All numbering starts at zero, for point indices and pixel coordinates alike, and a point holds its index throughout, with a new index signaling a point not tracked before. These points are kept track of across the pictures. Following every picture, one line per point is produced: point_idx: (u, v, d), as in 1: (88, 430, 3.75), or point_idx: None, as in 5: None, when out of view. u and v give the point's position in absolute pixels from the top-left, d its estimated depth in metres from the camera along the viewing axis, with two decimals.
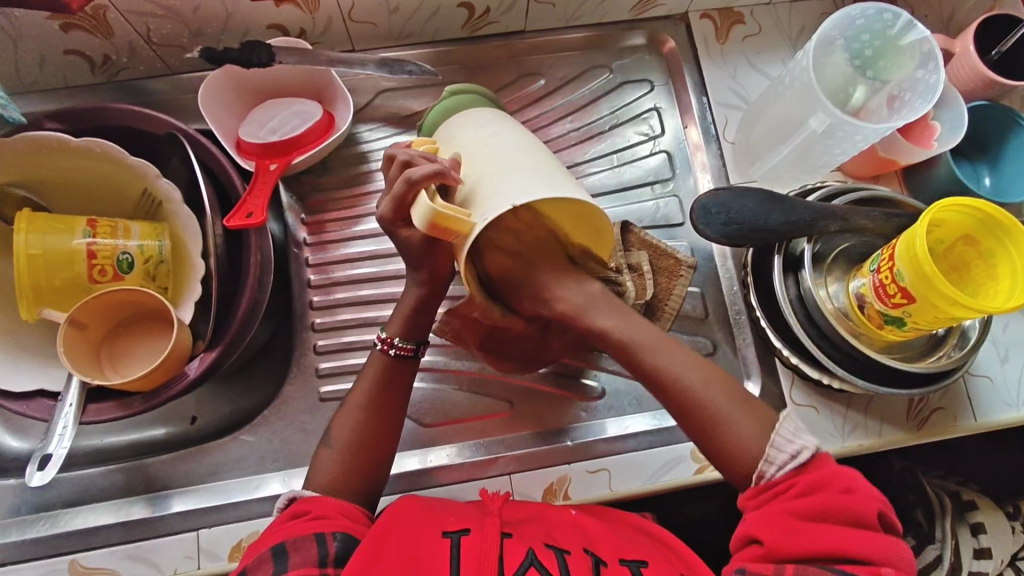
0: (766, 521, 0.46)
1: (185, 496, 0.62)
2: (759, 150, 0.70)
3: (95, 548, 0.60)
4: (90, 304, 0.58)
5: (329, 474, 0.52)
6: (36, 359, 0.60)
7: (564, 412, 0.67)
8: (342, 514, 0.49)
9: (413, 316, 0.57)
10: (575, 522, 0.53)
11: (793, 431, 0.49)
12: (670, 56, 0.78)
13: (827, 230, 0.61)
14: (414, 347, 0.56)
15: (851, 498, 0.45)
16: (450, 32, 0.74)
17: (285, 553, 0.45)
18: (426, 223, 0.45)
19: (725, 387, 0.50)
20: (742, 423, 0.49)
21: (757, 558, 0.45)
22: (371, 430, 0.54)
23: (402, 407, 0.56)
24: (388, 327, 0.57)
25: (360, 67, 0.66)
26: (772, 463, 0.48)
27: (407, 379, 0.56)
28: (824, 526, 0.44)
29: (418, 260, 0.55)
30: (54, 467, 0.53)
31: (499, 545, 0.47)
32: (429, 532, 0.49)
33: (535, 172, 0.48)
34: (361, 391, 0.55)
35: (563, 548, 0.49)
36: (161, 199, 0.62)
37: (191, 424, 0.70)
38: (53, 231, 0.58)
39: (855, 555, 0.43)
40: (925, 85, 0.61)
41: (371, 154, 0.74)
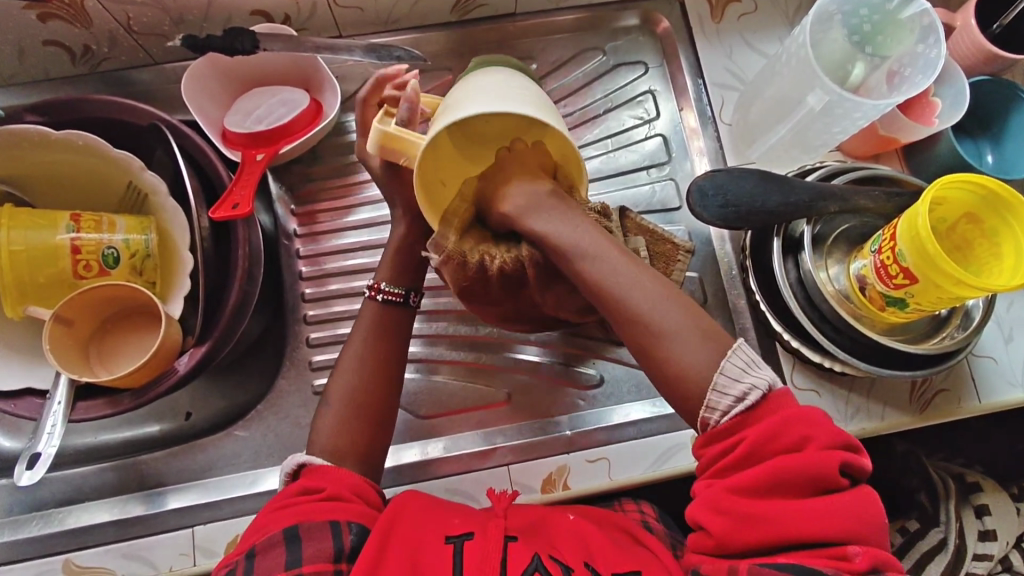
0: (711, 506, 0.42)
1: (180, 493, 0.62)
2: (757, 130, 0.69)
3: (88, 547, 0.59)
4: (74, 300, 0.56)
5: (332, 437, 0.51)
6: (23, 357, 0.59)
7: (562, 400, 0.66)
8: (352, 494, 0.48)
9: (401, 262, 0.57)
10: (576, 531, 0.51)
11: (744, 366, 0.44)
12: (664, 36, 0.77)
13: (826, 211, 0.60)
14: (403, 293, 0.56)
15: (803, 460, 0.40)
16: (440, 15, 0.73)
17: (299, 539, 0.44)
18: (377, 146, 0.49)
19: (676, 303, 0.46)
20: (688, 349, 0.45)
21: (712, 556, 0.42)
22: (366, 406, 0.53)
23: (396, 395, 0.54)
24: (378, 272, 0.57)
25: (347, 53, 0.64)
26: (716, 410, 0.44)
27: (397, 329, 0.56)
28: (777, 506, 0.40)
29: (393, 191, 0.58)
30: (43, 467, 0.52)
31: (505, 551, 0.45)
32: (432, 537, 0.47)
33: (507, 93, 0.46)
34: (351, 352, 0.54)
35: (567, 564, 0.46)
36: (146, 192, 0.61)
37: (185, 420, 0.69)
38: (34, 226, 0.57)
39: (816, 538, 0.39)
40: (925, 59, 0.60)
41: None
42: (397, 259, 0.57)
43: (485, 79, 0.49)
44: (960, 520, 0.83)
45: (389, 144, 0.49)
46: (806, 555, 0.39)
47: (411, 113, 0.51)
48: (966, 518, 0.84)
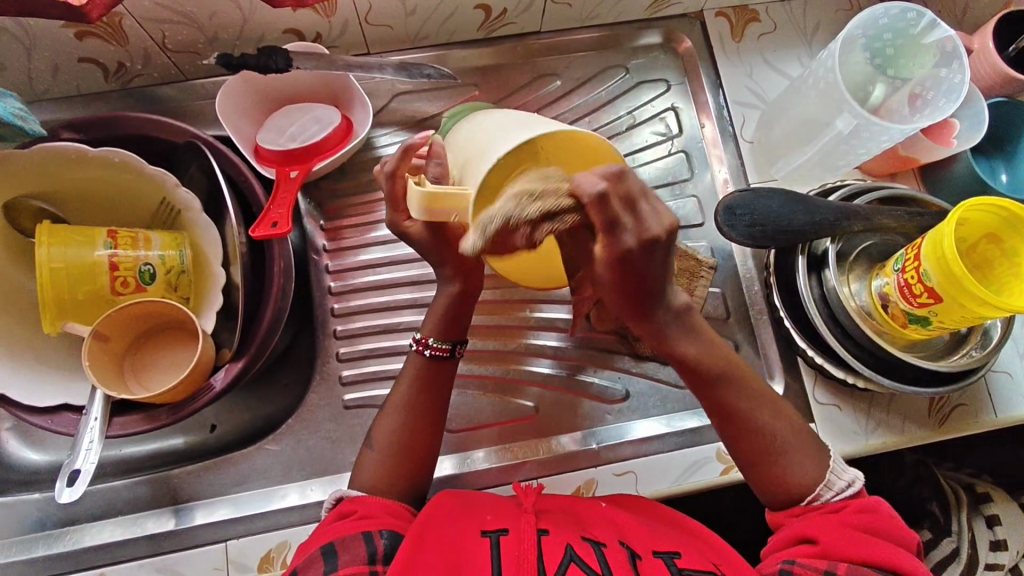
0: (822, 525, 0.47)
1: (211, 508, 0.62)
2: (781, 150, 0.70)
3: (123, 562, 0.60)
4: (113, 316, 0.57)
5: (373, 476, 0.53)
6: (58, 373, 0.59)
7: (589, 414, 0.67)
8: (386, 513, 0.50)
9: (450, 316, 0.57)
10: (608, 515, 0.52)
11: (845, 461, 0.52)
12: (686, 55, 0.78)
13: (850, 230, 0.61)
14: (450, 347, 0.56)
15: (897, 522, 0.48)
16: (467, 33, 0.74)
17: (334, 552, 0.45)
18: (423, 211, 0.41)
19: (784, 419, 0.51)
20: (798, 458, 0.51)
21: (811, 555, 0.45)
22: (414, 445, 0.54)
23: (440, 412, 0.57)
24: (423, 327, 0.57)
25: (379, 71, 0.66)
26: (829, 488, 0.50)
27: (441, 380, 0.57)
28: (879, 541, 0.46)
29: (438, 255, 0.55)
30: (82, 485, 0.53)
31: (539, 544, 0.46)
32: (467, 532, 0.48)
33: (519, 126, 0.43)
34: (399, 397, 0.56)
35: (599, 540, 0.48)
36: (179, 208, 0.62)
37: (211, 432, 0.70)
38: (73, 243, 0.57)
39: (907, 569, 0.45)
40: (949, 84, 0.61)
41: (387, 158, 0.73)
42: (444, 313, 0.57)
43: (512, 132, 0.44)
44: (971, 530, 0.83)
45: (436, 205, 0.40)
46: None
47: (441, 168, 0.50)
48: (975, 528, 0.83)
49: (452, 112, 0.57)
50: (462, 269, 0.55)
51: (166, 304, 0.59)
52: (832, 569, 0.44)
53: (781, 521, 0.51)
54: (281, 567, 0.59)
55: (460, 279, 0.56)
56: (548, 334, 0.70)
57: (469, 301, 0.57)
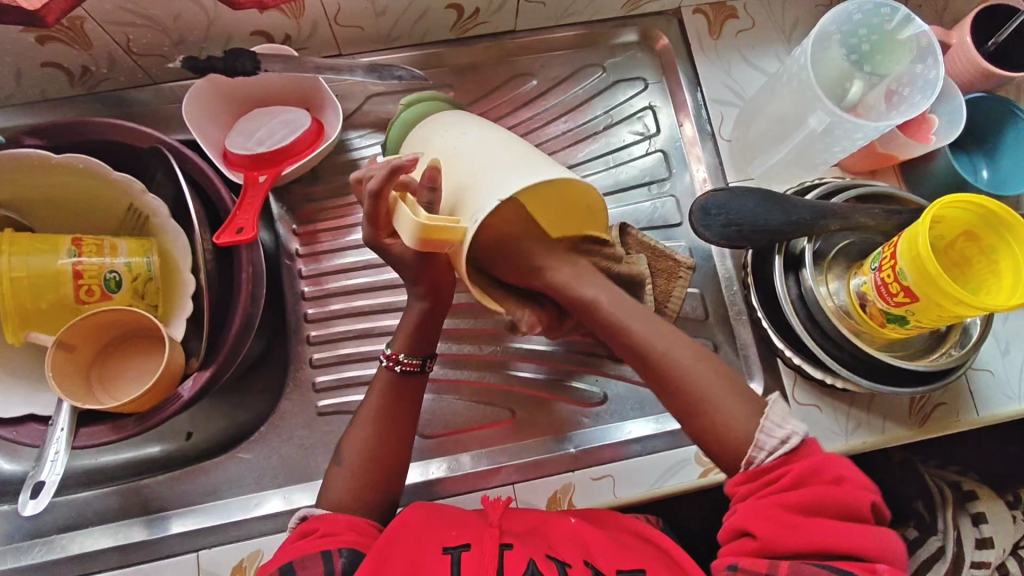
0: (759, 514, 0.44)
1: (182, 518, 0.61)
2: (758, 148, 0.69)
3: (93, 573, 0.59)
4: (77, 326, 0.56)
5: (339, 487, 0.52)
6: (23, 383, 0.58)
7: (566, 418, 0.66)
8: (348, 530, 0.49)
9: (418, 330, 0.56)
10: (575, 533, 0.51)
11: (783, 415, 0.47)
12: (663, 52, 0.77)
13: (827, 229, 0.60)
14: (420, 362, 0.56)
15: (844, 489, 0.44)
16: (440, 33, 0.73)
17: (292, 573, 0.45)
18: (418, 240, 0.45)
19: (707, 362, 0.50)
20: (732, 406, 0.48)
21: (751, 554, 0.44)
22: (381, 455, 0.54)
23: (414, 426, 0.56)
24: (392, 343, 0.57)
25: (349, 73, 0.65)
26: (761, 450, 0.47)
27: (413, 394, 0.56)
28: (819, 522, 0.43)
29: (412, 273, 0.55)
30: (46, 497, 0.52)
31: (500, 560, 0.45)
32: (430, 546, 0.47)
33: (510, 162, 0.50)
34: (368, 411, 0.55)
35: (563, 560, 0.47)
36: (147, 214, 0.61)
37: (186, 440, 0.69)
38: (36, 251, 0.56)
39: (852, 551, 0.42)
40: (924, 80, 0.61)
41: (361, 161, 0.72)
42: (414, 330, 0.56)
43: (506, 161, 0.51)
44: (957, 528, 0.82)
45: (431, 236, 0.45)
46: (842, 562, 0.41)
47: (433, 193, 0.50)
48: (961, 525, 0.82)
49: (407, 102, 0.64)
50: (432, 287, 0.55)
51: (128, 313, 0.58)
52: (771, 571, 0.42)
53: (737, 488, 0.47)
54: None
55: (433, 299, 0.56)
56: (535, 338, 0.69)
57: (440, 314, 0.57)
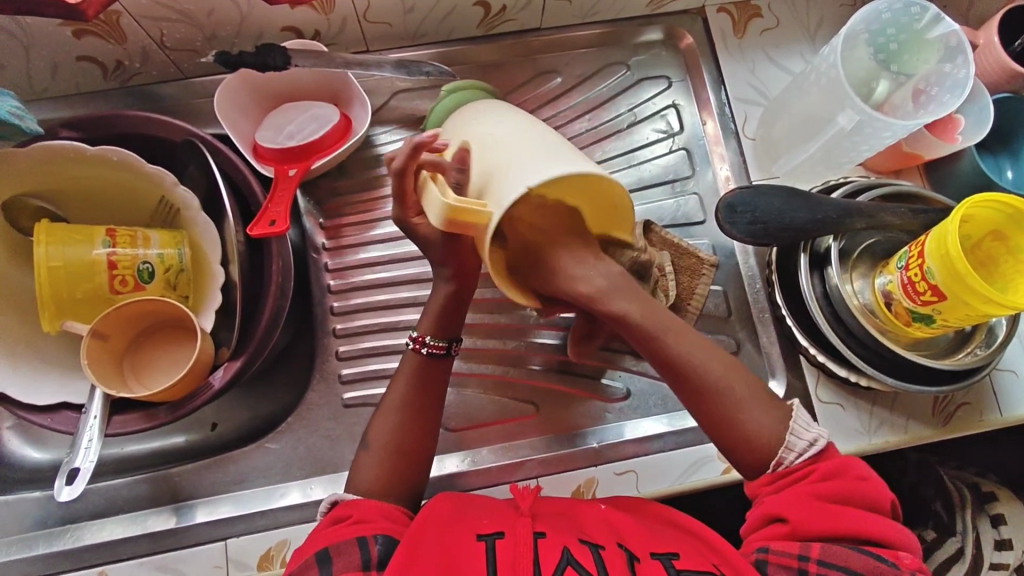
0: (790, 501, 0.47)
1: (210, 506, 0.62)
2: (782, 146, 0.70)
3: (122, 560, 0.60)
4: (111, 316, 0.57)
5: (364, 480, 0.53)
6: (56, 371, 0.59)
7: (589, 414, 0.67)
8: (381, 517, 0.49)
9: (445, 313, 0.57)
10: (608, 520, 0.52)
11: (808, 420, 0.50)
12: (688, 51, 0.78)
13: (853, 227, 0.60)
14: (446, 345, 0.57)
15: (867, 484, 0.47)
16: (467, 30, 0.74)
17: (329, 559, 0.45)
18: (444, 220, 0.45)
19: (731, 367, 0.51)
20: (761, 420, 0.50)
21: (782, 536, 0.46)
22: (410, 446, 0.54)
23: (441, 409, 0.57)
24: (418, 326, 0.58)
25: (378, 68, 0.66)
26: (791, 451, 0.49)
27: (438, 378, 0.57)
28: (849, 510, 0.46)
29: (440, 256, 0.56)
30: (82, 482, 0.53)
31: (536, 549, 0.46)
32: (463, 534, 0.48)
33: (544, 150, 0.47)
34: (394, 397, 0.56)
35: (596, 542, 0.48)
36: (178, 206, 0.62)
37: (212, 430, 0.70)
38: (72, 242, 0.57)
39: (879, 536, 0.45)
40: (953, 79, 0.61)
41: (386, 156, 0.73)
42: (440, 312, 0.57)
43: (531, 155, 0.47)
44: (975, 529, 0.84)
45: (457, 217, 0.44)
46: (867, 546, 0.44)
47: (462, 174, 0.50)
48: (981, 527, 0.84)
49: (449, 90, 0.64)
50: (456, 270, 0.57)
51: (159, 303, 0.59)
52: (805, 552, 0.44)
53: (760, 488, 0.50)
54: (280, 566, 0.59)
55: (456, 281, 0.57)
56: (546, 334, 0.70)
57: (466, 298, 0.58)
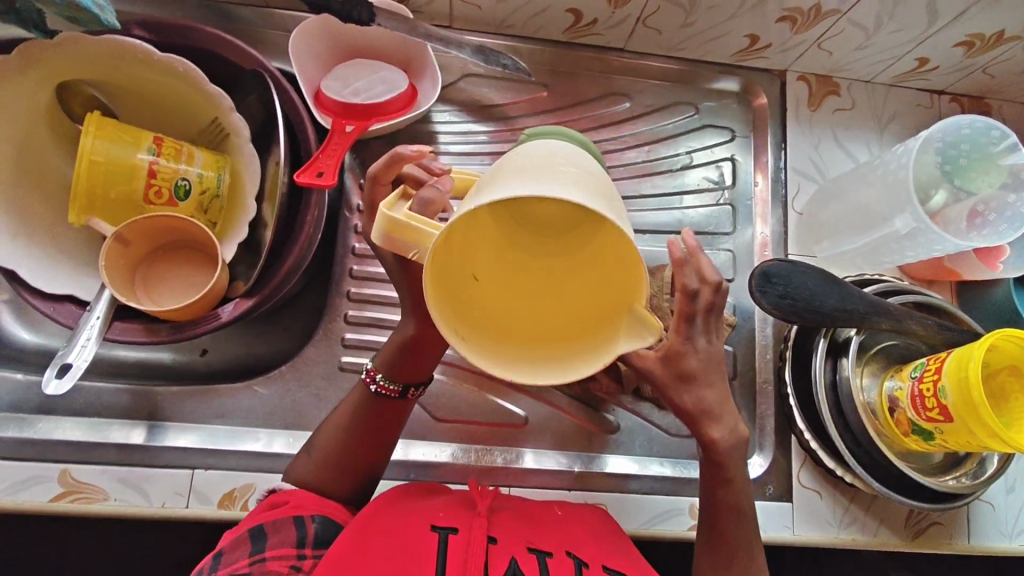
0: None
1: (186, 433, 0.62)
2: (829, 229, 0.71)
3: (88, 463, 0.59)
4: (138, 224, 0.57)
5: (310, 472, 0.54)
6: (70, 263, 0.59)
7: (576, 438, 0.67)
8: (318, 505, 0.51)
9: (400, 356, 0.55)
10: (566, 531, 0.53)
11: None
12: (760, 110, 0.78)
13: (877, 326, 0.61)
14: (399, 389, 0.55)
15: None
16: (552, 33, 0.73)
17: (263, 535, 0.47)
18: (383, 237, 0.35)
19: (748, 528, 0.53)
20: None
21: None
22: (356, 463, 0.55)
23: (393, 437, 0.57)
24: (376, 360, 0.56)
25: (457, 49, 0.66)
26: None
27: (386, 413, 0.56)
28: None
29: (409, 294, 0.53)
30: (77, 374, 0.53)
31: (486, 553, 0.46)
32: (417, 526, 0.48)
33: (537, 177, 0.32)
34: (341, 415, 0.56)
35: (544, 551, 0.49)
36: (228, 131, 0.62)
37: (200, 356, 0.69)
38: (118, 140, 0.56)
39: None
40: (1013, 211, 0.61)
41: (441, 135, 0.74)
42: (395, 350, 0.55)
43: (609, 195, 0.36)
44: None
45: (398, 233, 0.35)
46: None
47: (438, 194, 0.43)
48: None
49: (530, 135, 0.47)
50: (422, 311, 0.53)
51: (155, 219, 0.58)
52: None
53: None
54: (240, 508, 0.59)
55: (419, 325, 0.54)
56: None
57: (431, 350, 0.55)
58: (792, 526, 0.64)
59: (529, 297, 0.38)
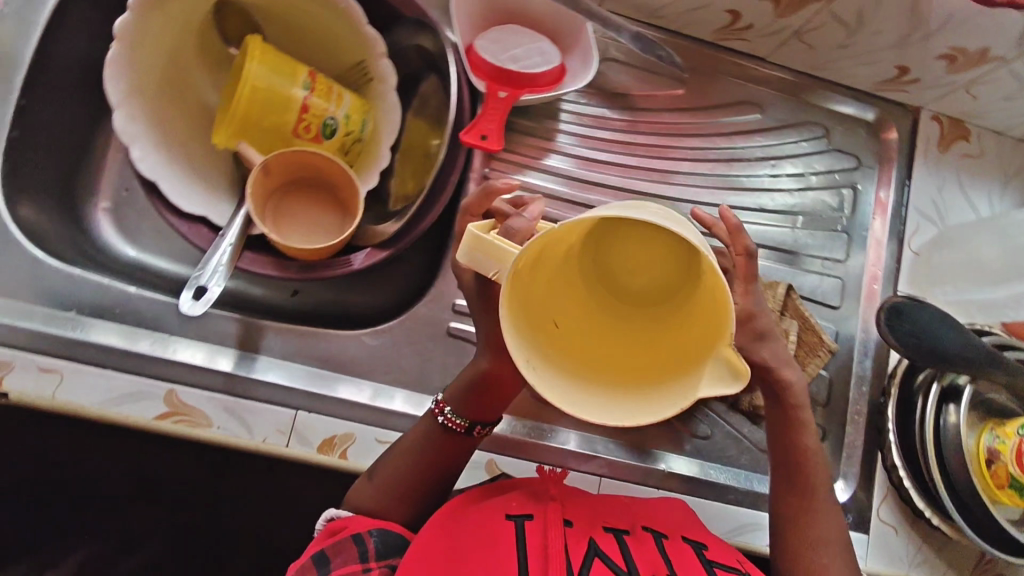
0: None
1: (293, 372, 0.62)
2: (949, 274, 0.74)
3: (194, 387, 0.60)
4: (283, 157, 0.56)
5: (370, 500, 0.54)
6: (206, 186, 0.58)
7: (668, 437, 0.69)
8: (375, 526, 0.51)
9: (471, 391, 0.55)
10: (636, 516, 0.56)
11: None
12: (888, 144, 0.77)
13: (992, 376, 0.61)
14: (467, 424, 0.56)
15: None
16: (700, 31, 0.72)
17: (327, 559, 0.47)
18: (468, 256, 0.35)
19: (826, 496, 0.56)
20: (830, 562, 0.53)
21: None
22: (418, 491, 0.56)
23: (453, 472, 0.57)
24: (446, 393, 0.56)
25: (616, 33, 0.65)
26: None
27: (449, 447, 0.57)
28: None
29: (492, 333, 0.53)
30: (213, 300, 0.53)
31: (565, 536, 0.49)
32: (494, 515, 0.51)
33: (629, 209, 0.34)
34: (404, 444, 0.57)
35: (617, 530, 0.53)
36: (374, 76, 0.61)
37: (291, 295, 0.70)
38: (277, 70, 0.54)
39: None
40: None
41: (563, 112, 0.73)
42: (468, 386, 0.55)
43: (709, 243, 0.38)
44: None
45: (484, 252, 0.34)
46: None
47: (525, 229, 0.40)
48: None
49: None
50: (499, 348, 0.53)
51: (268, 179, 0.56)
52: None
53: None
54: (338, 455, 0.61)
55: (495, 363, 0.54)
56: None
57: (502, 388, 0.55)
58: (864, 557, 0.67)
59: (600, 339, 0.38)
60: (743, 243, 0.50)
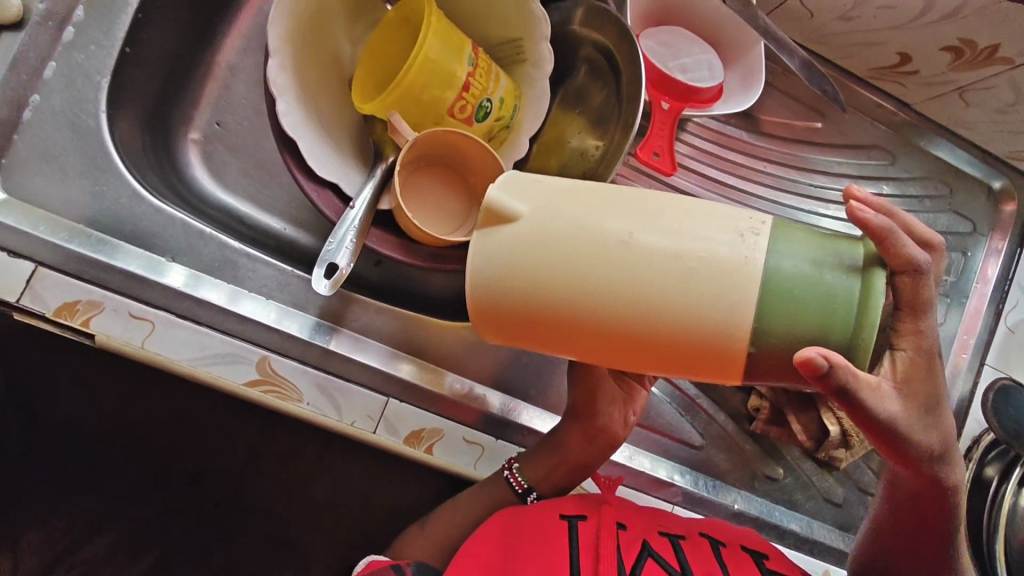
0: None
1: (385, 357, 0.59)
2: None
3: (287, 357, 0.57)
4: (436, 137, 0.51)
5: (418, 546, 0.54)
6: (336, 148, 0.54)
7: (740, 473, 0.71)
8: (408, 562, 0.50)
9: (546, 459, 0.58)
10: (695, 521, 0.57)
11: None
12: (1005, 217, 0.76)
13: None
14: (528, 487, 0.57)
15: None
16: (856, 65, 0.70)
17: None
18: None
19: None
20: None
21: None
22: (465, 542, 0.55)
23: None
24: (520, 455, 0.58)
25: (786, 55, 0.57)
26: None
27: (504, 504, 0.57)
28: None
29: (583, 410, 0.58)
30: (343, 280, 0.49)
31: (617, 537, 0.50)
32: (549, 515, 0.53)
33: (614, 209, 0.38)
34: (461, 498, 0.57)
35: (675, 534, 0.53)
36: (528, 58, 0.56)
37: (373, 266, 0.62)
38: (447, 42, 0.50)
39: None
40: None
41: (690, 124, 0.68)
42: (545, 453, 0.58)
43: (707, 285, 0.35)
44: None
45: None
46: None
47: None
48: None
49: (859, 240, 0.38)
50: (588, 429, 0.58)
51: (382, 171, 0.53)
52: None
53: None
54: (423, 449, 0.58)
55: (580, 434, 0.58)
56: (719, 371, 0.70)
57: (575, 465, 0.58)
58: None
59: None
60: (905, 254, 0.35)
